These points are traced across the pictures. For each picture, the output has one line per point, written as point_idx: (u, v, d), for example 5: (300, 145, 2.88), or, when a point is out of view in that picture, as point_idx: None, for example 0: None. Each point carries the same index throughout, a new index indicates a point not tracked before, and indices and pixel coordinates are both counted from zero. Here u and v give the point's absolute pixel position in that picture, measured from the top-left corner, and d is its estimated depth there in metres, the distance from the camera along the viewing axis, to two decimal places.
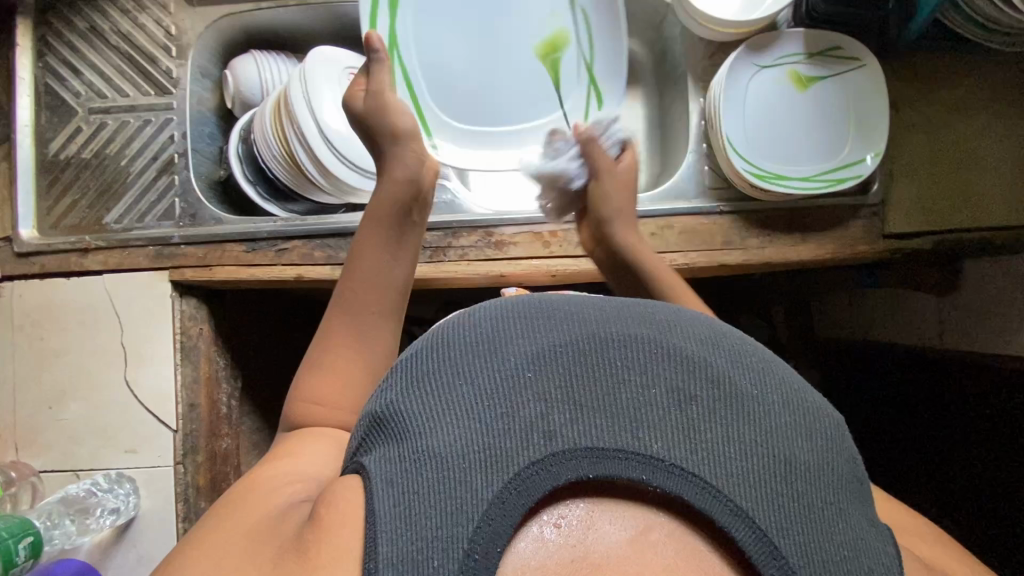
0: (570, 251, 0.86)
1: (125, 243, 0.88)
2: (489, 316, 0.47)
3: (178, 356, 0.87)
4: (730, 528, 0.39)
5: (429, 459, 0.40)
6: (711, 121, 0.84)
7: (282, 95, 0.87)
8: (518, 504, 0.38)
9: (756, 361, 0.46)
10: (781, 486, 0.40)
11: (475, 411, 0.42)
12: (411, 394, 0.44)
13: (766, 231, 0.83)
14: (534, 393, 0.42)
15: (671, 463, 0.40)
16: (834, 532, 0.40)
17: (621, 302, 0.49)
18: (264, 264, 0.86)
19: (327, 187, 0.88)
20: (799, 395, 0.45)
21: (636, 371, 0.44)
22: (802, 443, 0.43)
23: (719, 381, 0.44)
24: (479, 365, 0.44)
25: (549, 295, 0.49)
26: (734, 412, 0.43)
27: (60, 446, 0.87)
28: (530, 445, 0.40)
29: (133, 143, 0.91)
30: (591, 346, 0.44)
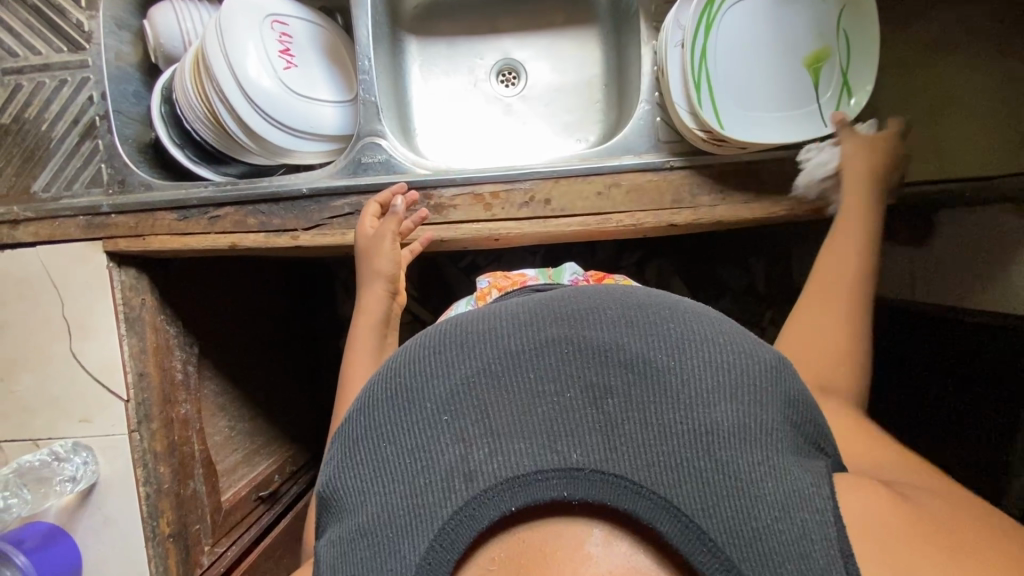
0: (513, 213, 0.81)
1: (55, 213, 0.85)
2: (406, 360, 0.47)
3: (122, 326, 0.86)
4: (656, 523, 0.38)
5: (364, 531, 0.40)
6: (664, 69, 0.78)
7: (200, 48, 0.80)
8: (448, 556, 0.38)
9: (672, 329, 0.45)
10: (703, 461, 0.39)
11: (399, 464, 0.41)
12: (346, 465, 0.44)
13: (718, 188, 0.79)
14: (451, 433, 0.42)
15: (590, 472, 0.39)
16: (766, 491, 0.38)
17: (535, 306, 0.48)
18: (197, 233, 0.83)
19: (258, 150, 0.84)
20: (718, 352, 0.44)
21: (548, 380, 0.43)
22: (722, 406, 0.41)
23: (631, 368, 0.43)
24: (398, 415, 0.43)
25: (464, 320, 0.48)
26: (649, 398, 0.42)
27: (17, 417, 0.88)
28: (453, 491, 0.39)
29: (50, 106, 0.85)
30: (503, 367, 0.44)
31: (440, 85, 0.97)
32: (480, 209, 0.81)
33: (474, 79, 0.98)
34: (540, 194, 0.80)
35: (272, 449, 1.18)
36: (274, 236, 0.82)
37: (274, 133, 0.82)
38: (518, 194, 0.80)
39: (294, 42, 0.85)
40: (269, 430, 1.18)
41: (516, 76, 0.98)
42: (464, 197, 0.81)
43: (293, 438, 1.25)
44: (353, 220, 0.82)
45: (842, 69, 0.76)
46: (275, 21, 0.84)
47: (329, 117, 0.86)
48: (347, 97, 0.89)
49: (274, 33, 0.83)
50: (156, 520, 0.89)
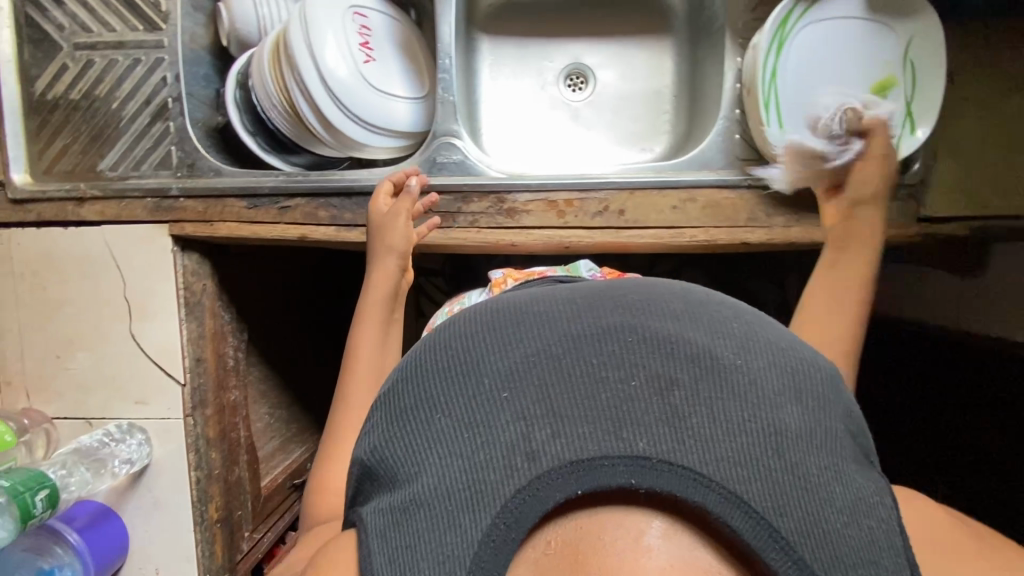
0: (586, 221, 0.81)
1: (122, 193, 0.84)
2: (458, 336, 0.44)
3: (183, 311, 0.86)
4: (726, 517, 0.35)
5: (420, 505, 0.37)
6: (748, 85, 0.75)
7: (281, 36, 0.79)
8: (512, 535, 0.35)
9: (736, 329, 0.42)
10: (773, 460, 0.36)
11: (455, 440, 0.38)
12: (398, 436, 0.41)
13: (794, 209, 0.79)
14: (510, 412, 0.38)
15: (658, 460, 0.36)
16: (832, 493, 0.37)
17: (593, 293, 0.45)
18: (266, 222, 0.83)
19: (332, 143, 0.84)
20: (780, 355, 0.41)
21: (612, 365, 0.39)
22: (788, 408, 0.39)
23: (699, 360, 0.39)
24: (454, 390, 0.41)
25: (520, 301, 0.45)
26: (717, 390, 0.38)
27: (71, 395, 0.88)
28: (513, 471, 0.36)
29: (122, 84, 0.84)
30: (563, 349, 0.40)
31: (508, 85, 0.97)
32: (553, 216, 0.81)
33: (543, 82, 0.97)
34: (614, 204, 0.80)
35: (307, 438, 1.18)
36: (345, 230, 0.82)
37: (351, 127, 0.82)
38: (592, 203, 0.81)
39: (372, 36, 0.84)
40: (305, 418, 1.18)
41: (584, 81, 0.97)
42: (537, 203, 0.81)
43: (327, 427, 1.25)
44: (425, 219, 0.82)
45: (907, 99, 0.73)
46: (356, 13, 0.83)
47: (403, 114, 0.86)
48: (420, 94, 0.88)
49: (355, 25, 0.82)
50: (205, 505, 0.90)
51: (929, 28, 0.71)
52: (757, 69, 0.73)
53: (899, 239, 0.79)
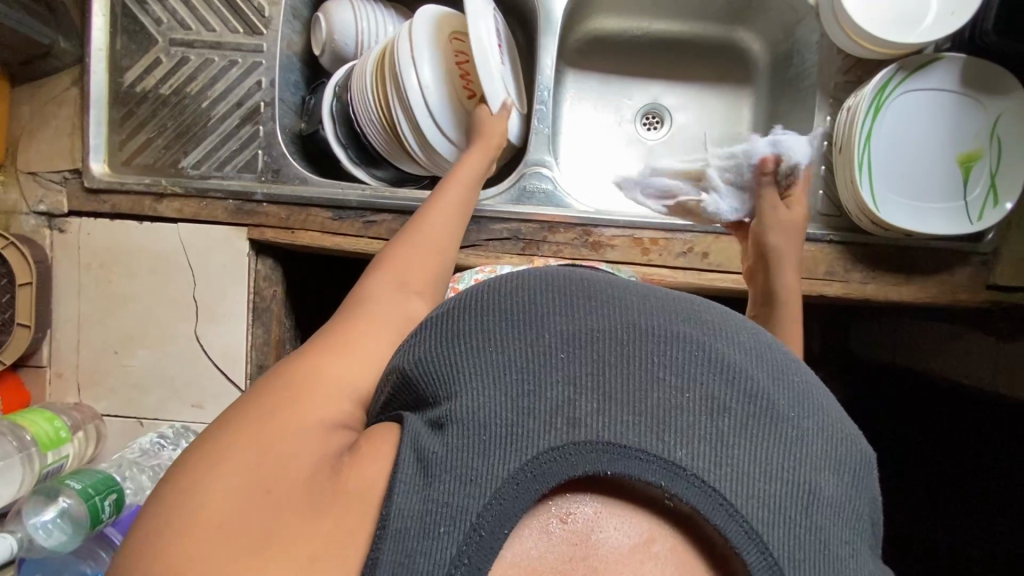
0: (669, 261, 0.82)
1: (204, 193, 0.83)
2: (533, 291, 0.44)
3: (251, 316, 0.84)
4: (740, 549, 0.34)
5: (453, 425, 0.37)
6: (844, 143, 0.77)
7: (387, 53, 0.80)
8: (536, 488, 0.34)
9: (797, 382, 0.41)
10: (800, 516, 0.35)
11: (505, 384, 0.38)
12: (447, 357, 0.41)
13: (870, 266, 0.81)
14: (562, 374, 0.38)
15: (693, 473, 0.35)
16: (844, 569, 0.35)
17: (668, 299, 0.44)
18: (350, 235, 0.83)
19: (425, 162, 0.84)
20: (835, 429, 0.40)
21: (672, 368, 0.39)
22: (828, 477, 0.37)
23: (757, 396, 0.39)
24: (512, 339, 0.41)
25: (594, 280, 0.45)
26: (766, 428, 0.37)
27: (125, 392, 0.85)
28: (551, 429, 0.36)
29: (216, 84, 0.84)
30: (629, 337, 0.40)
31: (587, 118, 0.98)
32: (637, 253, 0.82)
33: (620, 118, 0.99)
34: (699, 246, 0.82)
35: None
36: None
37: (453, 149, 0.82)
38: (678, 243, 0.82)
39: None
40: None
41: (661, 121, 0.98)
42: (623, 239, 0.82)
43: None
44: (510, 245, 0.82)
45: (990, 172, 0.76)
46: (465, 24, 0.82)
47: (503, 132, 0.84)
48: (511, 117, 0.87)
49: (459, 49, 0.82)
50: None
51: (1017, 108, 0.74)
52: (853, 131, 0.76)
53: (968, 304, 0.82)
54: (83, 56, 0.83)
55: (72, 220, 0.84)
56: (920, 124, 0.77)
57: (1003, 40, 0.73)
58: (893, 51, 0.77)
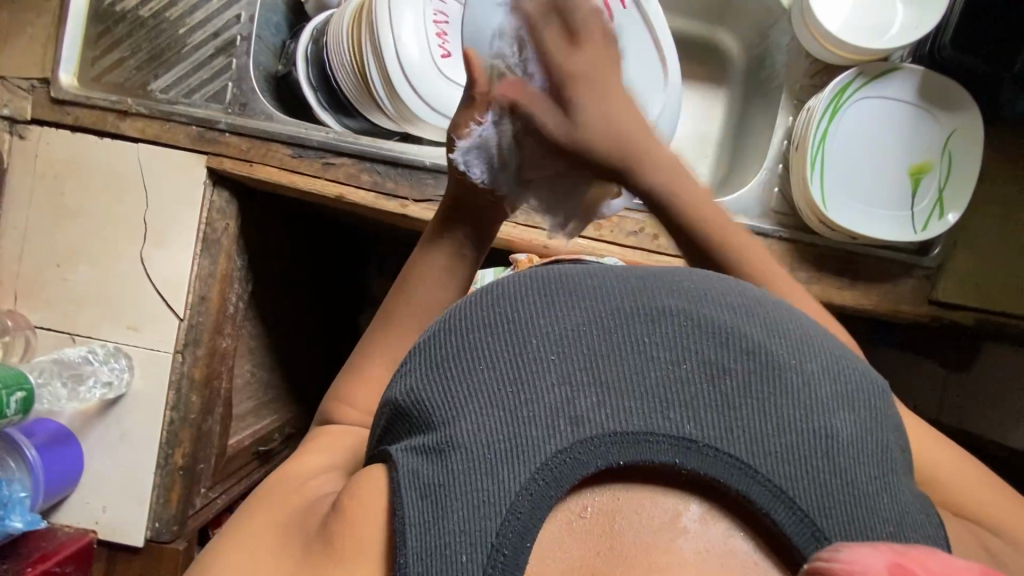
0: (620, 239, 0.82)
1: (168, 116, 0.83)
2: (505, 288, 0.41)
3: (200, 245, 0.84)
4: (768, 510, 0.33)
5: (453, 450, 0.35)
6: (798, 143, 0.79)
7: (365, 2, 0.81)
8: (553, 492, 0.33)
9: (794, 326, 0.39)
10: (822, 462, 0.34)
11: (497, 391, 0.36)
12: (436, 378, 0.38)
13: (818, 268, 0.81)
14: (556, 375, 0.36)
15: (705, 446, 0.34)
16: (881, 506, 0.34)
17: (649, 272, 0.42)
18: (308, 174, 0.83)
19: (393, 114, 0.84)
20: (838, 360, 0.38)
21: (664, 344, 0.37)
22: (842, 413, 0.36)
23: (754, 352, 0.37)
24: (498, 346, 0.38)
25: (573, 267, 0.42)
26: (770, 383, 0.36)
27: (61, 307, 0.84)
28: (554, 432, 0.34)
29: (195, 13, 0.85)
30: (614, 321, 0.38)
31: None
32: (590, 227, 0.83)
33: None
34: (651, 227, 0.82)
35: (280, 405, 1.13)
36: (385, 199, 0.82)
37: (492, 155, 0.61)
38: (630, 222, 0.83)
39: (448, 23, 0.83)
40: (284, 387, 1.14)
41: None
42: None
43: (302, 401, 1.20)
44: None
45: (939, 186, 0.77)
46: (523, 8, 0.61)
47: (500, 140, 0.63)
48: None
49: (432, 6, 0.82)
50: (172, 448, 0.85)
51: (971, 124, 0.76)
52: (808, 130, 0.77)
53: (909, 318, 0.82)
54: None
55: (34, 129, 0.84)
56: (873, 131, 0.79)
57: (958, 54, 0.76)
58: (856, 55, 0.78)
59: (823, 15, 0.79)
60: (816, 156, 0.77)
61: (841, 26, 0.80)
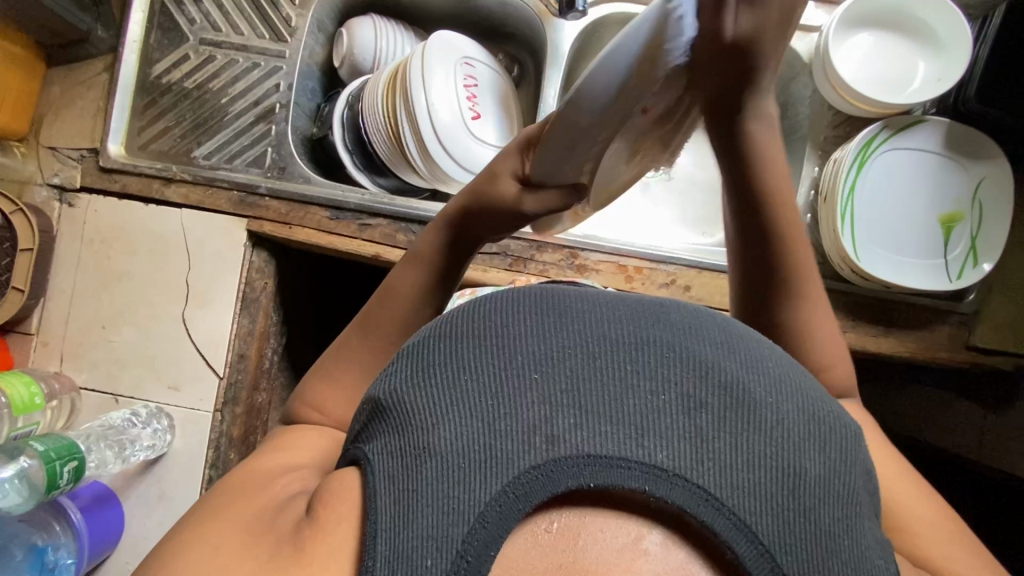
0: (651, 290, 0.83)
1: (211, 182, 0.86)
2: (497, 306, 0.43)
3: (239, 304, 0.86)
4: (729, 541, 0.35)
5: (430, 458, 0.37)
6: (827, 195, 0.80)
7: (400, 70, 0.85)
8: (521, 506, 0.35)
9: (775, 368, 0.41)
10: (788, 501, 0.36)
11: (479, 407, 0.38)
12: (421, 386, 0.40)
13: (851, 315, 0.81)
14: (536, 395, 0.38)
15: (675, 474, 0.35)
16: (841, 548, 0.36)
17: (638, 300, 0.44)
18: (344, 235, 0.85)
19: (425, 173, 0.86)
20: (815, 405, 0.40)
21: (645, 373, 0.39)
22: (813, 455, 0.38)
23: (732, 388, 0.39)
24: (485, 362, 0.40)
25: (566, 288, 0.44)
26: (745, 419, 0.38)
27: (106, 367, 0.87)
28: (530, 447, 0.36)
29: (237, 84, 0.89)
30: (599, 346, 0.40)
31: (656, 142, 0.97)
32: (621, 279, 0.84)
33: None
34: (681, 279, 0.83)
35: None
36: None
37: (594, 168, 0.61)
38: (661, 274, 0.84)
39: (476, 85, 0.88)
40: None
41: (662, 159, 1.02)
42: (607, 265, 0.84)
43: None
44: (498, 260, 0.84)
45: (972, 234, 0.78)
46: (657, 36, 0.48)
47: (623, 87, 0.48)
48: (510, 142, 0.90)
49: (461, 73, 0.87)
50: None
51: (1000, 175, 0.77)
52: (837, 182, 0.78)
53: (947, 363, 0.81)
54: (118, 45, 0.88)
55: (82, 196, 0.88)
56: (900, 183, 0.80)
57: (984, 106, 0.76)
58: (874, 106, 0.79)
59: (845, 72, 0.81)
60: (844, 209, 0.78)
61: (859, 79, 0.82)
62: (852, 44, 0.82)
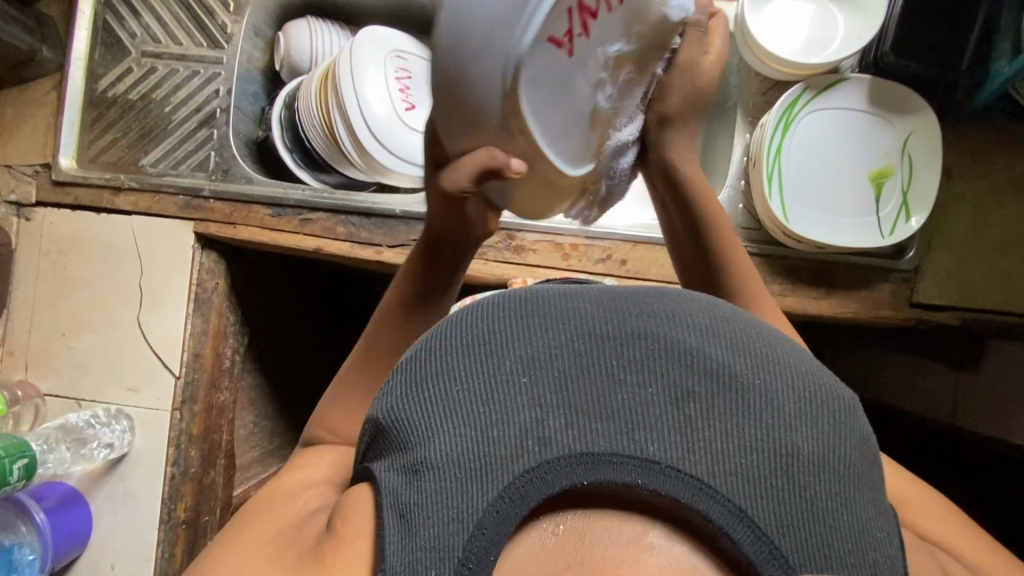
0: (589, 267, 0.84)
1: (157, 188, 0.89)
2: (485, 312, 0.42)
3: (191, 305, 0.89)
4: (727, 529, 0.34)
5: (428, 469, 0.36)
6: (754, 159, 0.80)
7: (331, 67, 0.87)
8: (519, 509, 0.35)
9: (760, 348, 0.40)
10: (782, 482, 0.35)
11: (472, 414, 0.38)
12: (415, 400, 0.40)
13: (790, 279, 0.81)
14: (528, 398, 0.38)
15: (668, 465, 0.35)
16: (837, 523, 0.36)
17: (622, 294, 0.43)
18: (287, 231, 0.87)
19: (362, 165, 0.88)
20: (803, 381, 0.39)
21: (632, 368, 0.39)
22: (803, 433, 0.37)
23: (719, 375, 0.38)
24: (475, 369, 0.39)
25: (550, 289, 0.44)
26: (733, 405, 0.37)
27: (67, 373, 0.90)
28: (524, 450, 0.36)
29: (179, 92, 0.93)
30: (586, 345, 0.40)
31: None
32: (558, 257, 0.84)
33: None
34: (617, 254, 0.84)
35: (286, 452, 1.17)
36: (359, 247, 0.86)
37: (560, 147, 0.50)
38: (597, 250, 0.84)
39: (409, 77, 0.90)
40: (290, 435, 1.17)
41: None
42: (544, 244, 0.85)
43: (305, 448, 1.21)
44: None
45: (903, 188, 0.77)
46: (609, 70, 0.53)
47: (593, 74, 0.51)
48: None
49: (393, 65, 0.88)
50: (175, 503, 0.88)
51: (926, 125, 0.76)
52: (762, 145, 0.78)
53: (892, 322, 0.80)
54: (63, 62, 0.92)
55: (38, 210, 0.91)
56: (827, 143, 0.80)
57: (901, 60, 0.77)
58: (793, 69, 0.79)
59: (765, 35, 0.81)
60: (772, 172, 0.78)
61: (781, 42, 0.82)
62: (772, 7, 0.82)
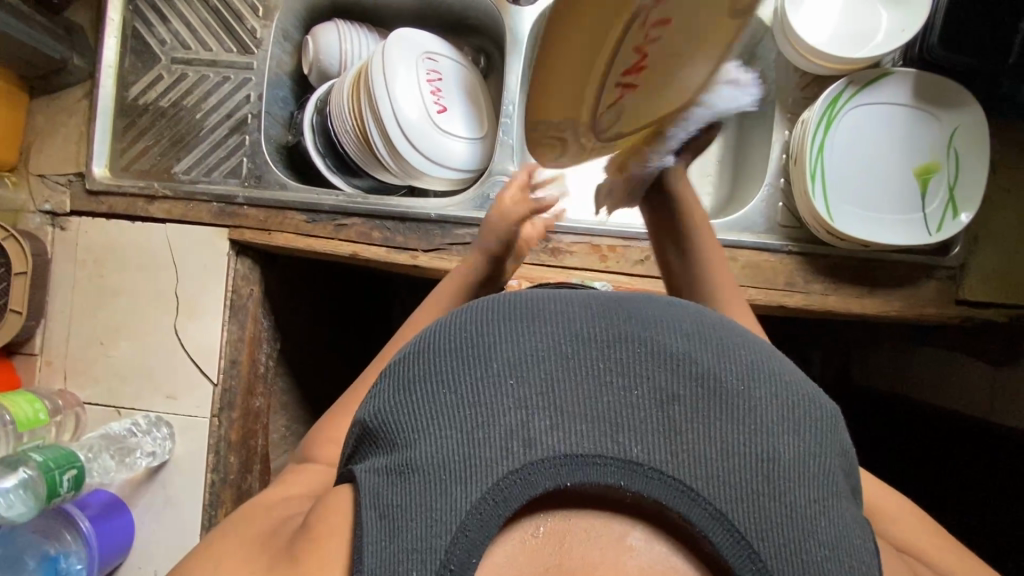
0: (627, 268, 0.83)
1: (191, 195, 0.89)
2: (475, 315, 0.41)
3: (227, 312, 0.89)
4: (707, 532, 0.33)
5: (412, 471, 0.35)
6: (796, 157, 0.79)
7: (362, 70, 0.86)
8: (500, 511, 0.33)
9: (746, 353, 0.40)
10: (763, 487, 0.34)
11: (456, 414, 0.36)
12: (400, 401, 0.39)
13: (832, 278, 0.80)
14: (513, 398, 0.36)
15: (650, 467, 0.34)
16: (819, 529, 0.34)
17: (609, 298, 0.43)
18: (321, 237, 0.87)
19: (395, 169, 0.88)
20: (788, 386, 0.38)
21: (617, 369, 0.38)
22: (788, 438, 0.36)
23: (705, 378, 0.37)
24: (461, 370, 0.38)
25: (538, 293, 0.43)
26: (718, 409, 0.36)
27: (106, 381, 0.90)
28: (507, 451, 0.34)
29: (210, 98, 0.93)
30: (572, 347, 0.38)
31: None
32: (595, 259, 0.84)
33: None
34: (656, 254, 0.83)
35: None
36: (395, 252, 0.86)
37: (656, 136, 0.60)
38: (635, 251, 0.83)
39: (440, 79, 0.89)
40: None
41: None
42: (581, 246, 0.84)
43: None
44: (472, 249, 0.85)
45: (948, 185, 0.76)
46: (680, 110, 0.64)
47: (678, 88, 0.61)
48: (478, 133, 0.91)
49: (424, 68, 0.87)
50: (215, 510, 0.88)
51: (974, 122, 0.75)
52: (805, 144, 0.77)
53: (937, 320, 0.79)
54: (94, 70, 0.92)
55: (72, 220, 0.91)
56: (870, 139, 0.78)
57: (948, 52, 0.74)
58: (835, 64, 0.78)
59: (806, 30, 0.80)
60: (814, 170, 0.76)
61: (822, 36, 0.80)
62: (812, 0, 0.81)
